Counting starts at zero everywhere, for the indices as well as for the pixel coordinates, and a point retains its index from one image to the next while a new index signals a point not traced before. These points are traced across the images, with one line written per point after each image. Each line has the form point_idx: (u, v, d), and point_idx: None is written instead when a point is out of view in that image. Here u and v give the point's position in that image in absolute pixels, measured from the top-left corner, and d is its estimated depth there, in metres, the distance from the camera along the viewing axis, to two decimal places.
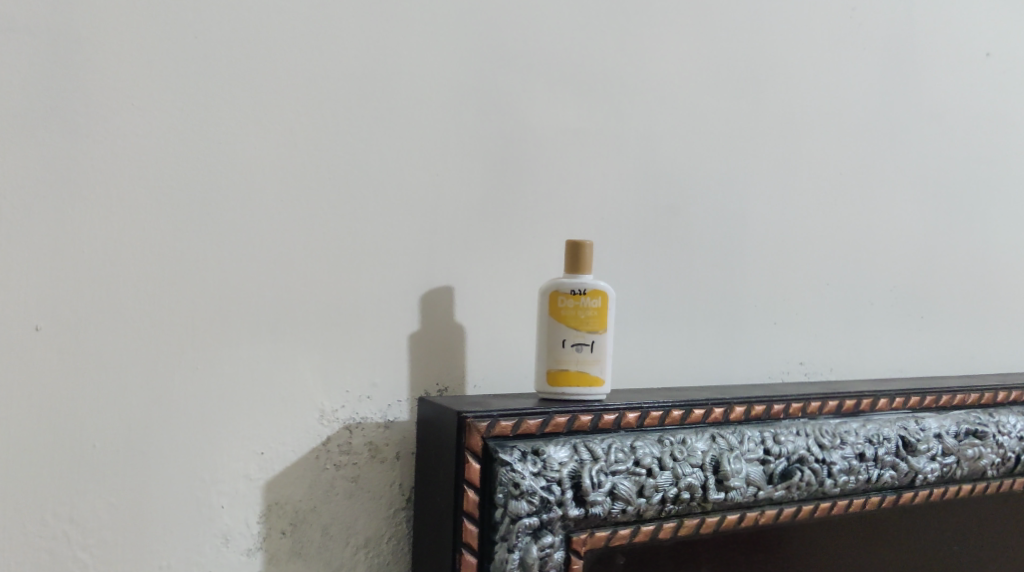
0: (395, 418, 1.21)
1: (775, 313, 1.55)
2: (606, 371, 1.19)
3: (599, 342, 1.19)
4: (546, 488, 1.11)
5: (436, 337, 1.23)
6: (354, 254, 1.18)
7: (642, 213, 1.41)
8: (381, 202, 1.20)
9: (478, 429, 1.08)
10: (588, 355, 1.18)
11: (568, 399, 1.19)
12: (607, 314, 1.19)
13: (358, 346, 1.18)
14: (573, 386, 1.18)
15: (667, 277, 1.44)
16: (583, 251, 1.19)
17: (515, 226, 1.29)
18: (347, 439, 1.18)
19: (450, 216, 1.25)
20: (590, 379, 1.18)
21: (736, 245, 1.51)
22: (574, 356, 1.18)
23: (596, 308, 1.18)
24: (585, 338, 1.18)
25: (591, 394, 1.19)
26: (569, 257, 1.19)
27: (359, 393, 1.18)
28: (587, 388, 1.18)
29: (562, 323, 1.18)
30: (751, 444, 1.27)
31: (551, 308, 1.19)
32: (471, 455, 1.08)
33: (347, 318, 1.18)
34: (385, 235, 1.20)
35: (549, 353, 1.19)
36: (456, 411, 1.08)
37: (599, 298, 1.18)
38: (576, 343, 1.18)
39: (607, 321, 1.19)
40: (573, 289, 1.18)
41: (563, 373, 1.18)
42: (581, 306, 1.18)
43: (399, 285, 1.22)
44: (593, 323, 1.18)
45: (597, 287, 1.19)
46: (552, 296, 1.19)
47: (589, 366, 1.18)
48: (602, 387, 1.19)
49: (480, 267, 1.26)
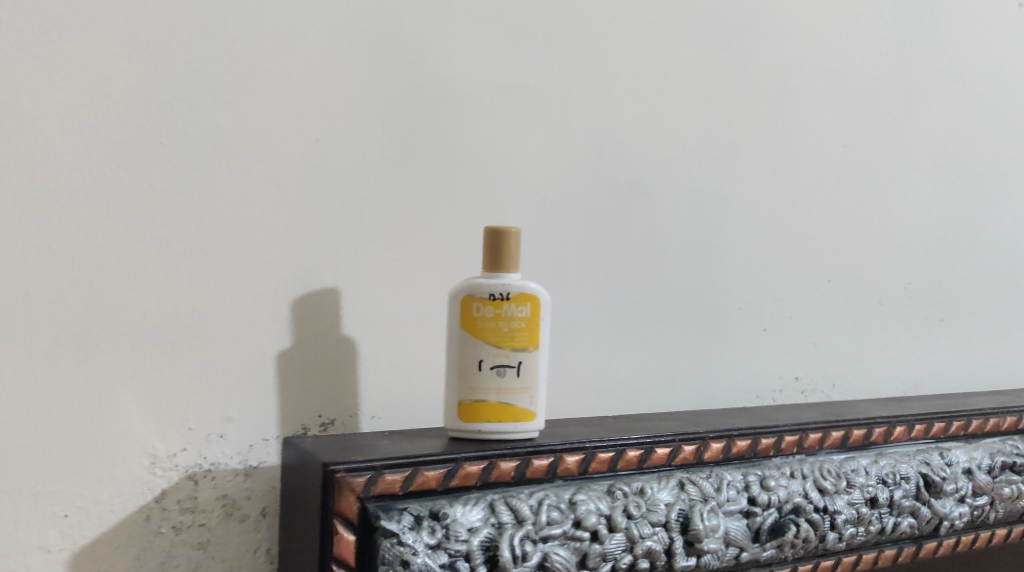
0: (258, 464, 0.91)
1: (765, 318, 1.25)
2: (539, 401, 0.90)
3: (530, 362, 0.89)
4: (448, 566, 0.81)
5: (313, 355, 0.94)
6: (200, 246, 0.89)
7: (594, 193, 1.12)
8: (238, 177, 0.90)
9: (352, 488, 0.78)
10: (513, 379, 0.89)
11: (487, 440, 0.89)
12: (539, 326, 0.90)
13: (204, 369, 0.89)
14: (494, 423, 0.89)
15: (627, 274, 1.15)
16: (508, 242, 0.89)
17: (425, 210, 1.00)
18: (192, 493, 0.89)
19: (336, 195, 0.95)
20: (518, 413, 0.89)
21: (717, 234, 1.21)
22: (495, 383, 0.88)
23: (524, 318, 0.89)
24: (510, 358, 0.89)
25: (519, 432, 0.89)
26: (489, 249, 0.89)
27: (206, 432, 0.89)
28: (513, 425, 0.89)
29: (480, 339, 0.88)
30: (731, 493, 0.98)
31: (464, 319, 0.88)
32: (342, 523, 0.78)
33: (190, 333, 0.89)
34: (244, 220, 0.91)
35: (461, 378, 0.89)
36: (320, 461, 0.78)
37: (528, 305, 0.89)
38: (498, 366, 0.88)
39: (539, 335, 0.90)
40: (493, 294, 0.88)
41: (481, 406, 0.88)
42: (505, 316, 0.88)
43: (264, 286, 0.92)
44: (521, 338, 0.89)
45: (526, 289, 0.89)
46: (465, 302, 0.88)
47: (516, 395, 0.89)
48: (533, 423, 0.90)
49: (377, 262, 0.97)
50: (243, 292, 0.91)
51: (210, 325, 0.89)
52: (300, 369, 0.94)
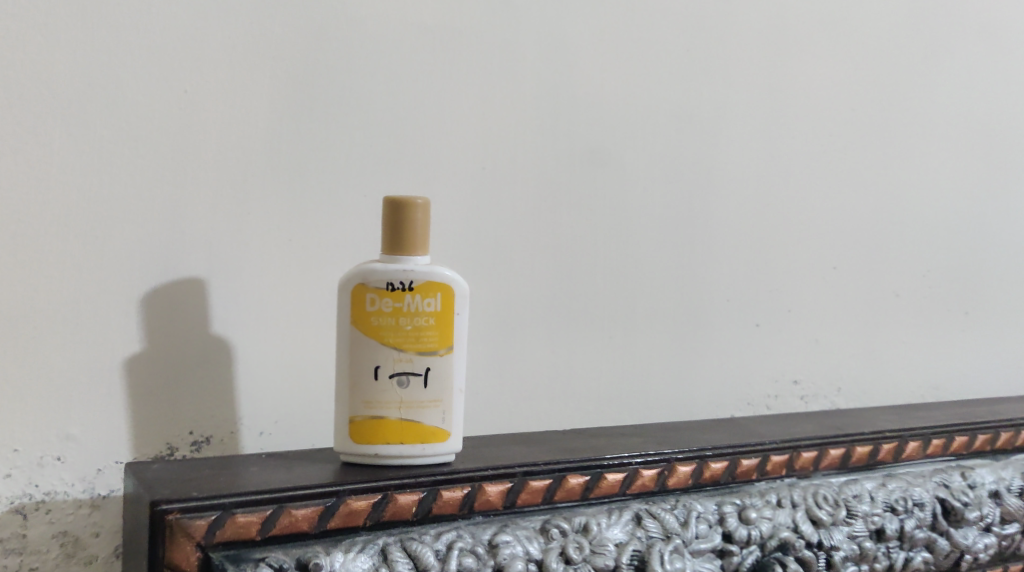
0: (107, 493, 0.74)
1: (756, 312, 1.06)
2: (454, 418, 0.72)
3: (441, 369, 0.71)
4: None
5: (179, 357, 0.77)
6: (27, 223, 0.72)
7: (548, 162, 0.93)
8: (76, 137, 0.73)
9: (189, 536, 0.61)
10: (420, 392, 0.70)
11: (387, 467, 0.71)
12: (452, 323, 0.71)
13: (34, 375, 0.72)
14: (396, 446, 0.70)
15: (589, 259, 0.96)
16: (412, 217, 0.70)
17: (329, 179, 0.81)
18: (20, 530, 0.72)
19: (210, 161, 0.77)
20: (426, 433, 0.71)
21: (699, 212, 1.02)
22: (397, 394, 0.70)
23: (432, 314, 0.70)
24: (415, 364, 0.70)
25: (428, 457, 0.71)
26: (387, 227, 0.70)
27: (37, 454, 0.72)
28: (420, 448, 0.71)
29: (375, 340, 0.70)
30: (701, 528, 0.80)
31: (355, 315, 0.70)
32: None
33: (15, 330, 0.71)
34: (87, 191, 0.73)
35: (354, 389, 0.70)
36: (147, 497, 0.61)
37: (438, 296, 0.70)
38: (400, 373, 0.70)
39: (453, 334, 0.71)
40: (391, 283, 0.70)
41: (379, 424, 0.70)
42: (407, 311, 0.70)
43: (115, 274, 0.74)
44: (429, 338, 0.70)
45: (435, 276, 0.70)
46: (356, 294, 0.70)
47: (424, 410, 0.71)
48: (447, 444, 0.71)
49: (265, 244, 0.79)
50: (84, 281, 0.73)
51: (41, 321, 0.72)
52: (163, 375, 0.76)
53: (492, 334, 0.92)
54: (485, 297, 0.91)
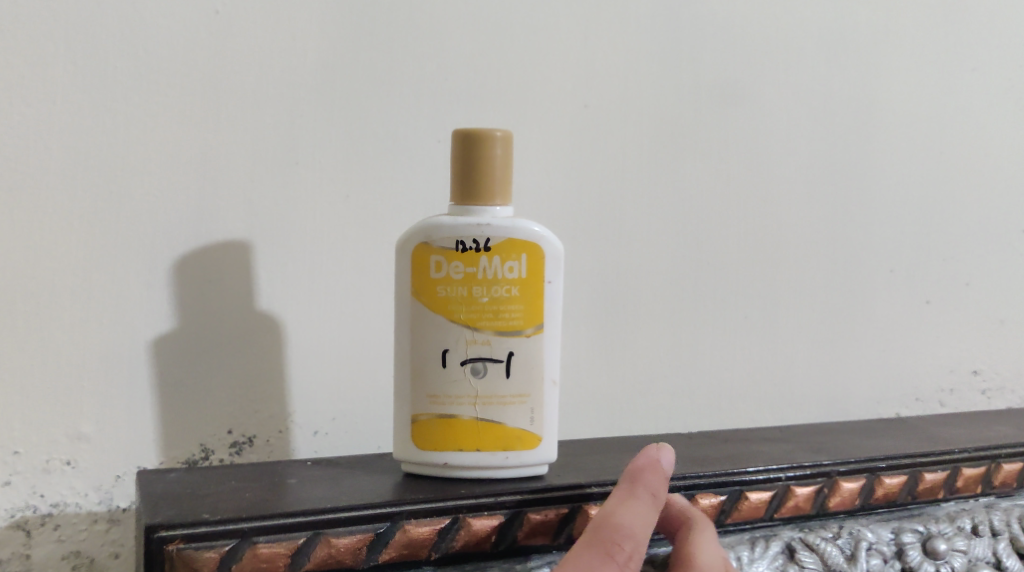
0: (127, 507, 0.61)
1: (928, 286, 0.85)
2: (547, 419, 0.58)
3: (528, 356, 0.57)
4: None
5: (216, 340, 0.63)
6: (25, 174, 0.59)
7: (664, 100, 0.75)
8: (84, 69, 0.60)
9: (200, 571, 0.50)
10: (500, 386, 0.57)
11: (461, 480, 0.57)
12: (542, 294, 0.57)
13: (39, 358, 0.60)
14: (472, 454, 0.57)
15: (716, 220, 0.78)
16: (489, 156, 0.56)
17: (393, 122, 0.67)
18: (23, 550, 0.59)
19: (246, 101, 0.63)
20: (511, 438, 0.57)
21: (854, 161, 0.82)
22: (472, 388, 0.57)
23: (515, 282, 0.57)
24: (494, 348, 0.57)
25: (513, 469, 0.57)
26: (456, 169, 0.57)
27: (42, 458, 0.59)
28: (503, 457, 0.57)
29: (443, 316, 0.57)
30: (874, 563, 0.61)
31: (418, 285, 0.57)
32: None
33: (14, 303, 0.59)
34: (97, 138, 0.60)
35: (418, 383, 0.57)
36: (144, 520, 0.50)
37: (522, 259, 0.57)
38: (476, 360, 0.57)
39: (543, 309, 0.58)
40: (462, 244, 0.56)
41: (450, 426, 0.57)
42: (482, 278, 0.57)
43: (134, 238, 0.61)
44: (512, 313, 0.57)
45: (518, 234, 0.57)
46: (418, 258, 0.57)
47: (506, 409, 0.57)
48: (537, 452, 0.58)
49: (314, 201, 0.65)
50: (97, 246, 0.61)
51: (46, 294, 0.60)
52: (194, 361, 0.63)
53: (597, 312, 0.75)
54: (588, 268, 0.74)
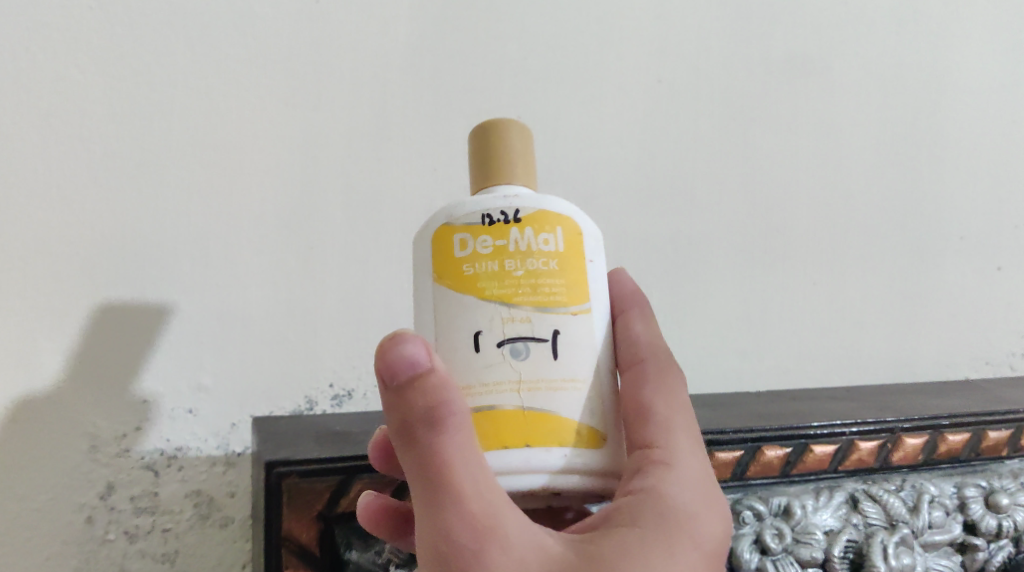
0: (241, 452, 0.67)
1: (998, 253, 0.86)
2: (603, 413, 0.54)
3: (575, 335, 0.54)
4: None
5: (318, 299, 0.69)
6: (149, 152, 0.66)
7: (733, 72, 0.79)
8: (204, 57, 0.67)
9: (308, 505, 0.57)
10: (545, 374, 0.53)
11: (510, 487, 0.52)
12: (583, 269, 0.55)
13: (162, 313, 0.66)
14: (522, 450, 0.52)
15: (787, 186, 0.80)
16: (505, 144, 0.57)
17: (478, 100, 0.73)
18: (151, 488, 0.65)
19: (347, 83, 0.70)
20: (567, 432, 0.53)
21: (924, 130, 0.84)
22: (514, 373, 0.53)
23: (553, 256, 0.54)
24: (535, 325, 0.53)
25: (571, 472, 0.52)
26: (473, 165, 0.57)
27: (168, 407, 0.66)
28: (561, 456, 0.52)
29: (473, 295, 0.54)
30: (936, 515, 0.63)
31: (442, 266, 0.54)
32: (292, 552, 0.57)
33: (140, 268, 0.66)
34: (213, 119, 0.67)
35: (452, 376, 0.53)
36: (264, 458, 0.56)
37: (558, 232, 0.55)
38: (517, 341, 0.53)
39: (585, 285, 0.55)
40: (490, 217, 0.54)
41: (496, 422, 0.52)
42: (516, 251, 0.54)
43: (245, 206, 0.68)
44: (552, 288, 0.54)
45: (550, 207, 0.55)
46: (442, 238, 0.55)
47: (559, 397, 0.53)
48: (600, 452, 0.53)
49: (407, 173, 0.71)
50: (212, 213, 0.67)
51: (168, 254, 0.66)
52: (298, 316, 0.69)
53: (672, 277, 0.77)
54: (663, 231, 0.77)
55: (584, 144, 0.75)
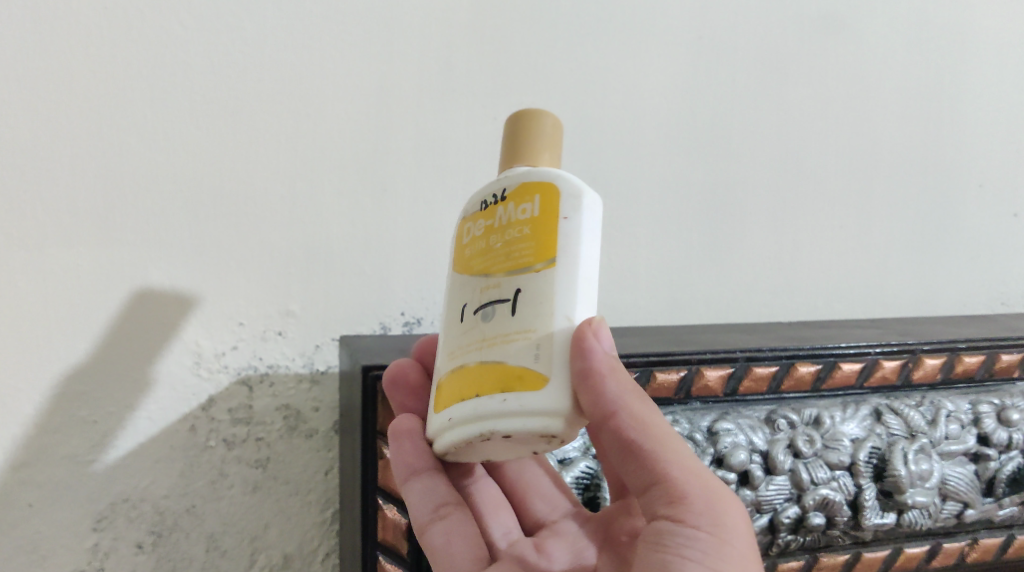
0: (325, 369, 0.75)
1: (1015, 200, 0.92)
2: (557, 382, 0.57)
3: (536, 291, 0.58)
4: None
5: (391, 236, 0.76)
6: (243, 101, 0.73)
7: (768, 29, 0.86)
8: (289, 15, 0.74)
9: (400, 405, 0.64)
10: (503, 329, 0.58)
11: (464, 435, 0.57)
12: (554, 229, 0.59)
13: (254, 246, 0.74)
14: (472, 400, 0.57)
15: (817, 136, 0.87)
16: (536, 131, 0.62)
17: (535, 55, 0.80)
18: (245, 401, 0.73)
19: (416, 38, 0.77)
20: (510, 377, 0.57)
21: (946, 84, 0.90)
22: (480, 333, 0.58)
23: (527, 223, 0.59)
24: (504, 288, 0.58)
25: (512, 416, 0.56)
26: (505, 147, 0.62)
27: (260, 329, 0.74)
28: (502, 400, 0.56)
29: (467, 271, 0.60)
30: (952, 428, 0.71)
31: (455, 252, 0.62)
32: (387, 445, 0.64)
33: (236, 207, 0.73)
34: (297, 72, 0.74)
35: (445, 344, 0.60)
36: (361, 362, 0.64)
37: (535, 200, 0.59)
38: (487, 305, 0.59)
39: (554, 242, 0.58)
40: (485, 201, 0.61)
41: (461, 379, 0.58)
42: (499, 226, 0.60)
43: (326, 150, 0.75)
44: (522, 253, 0.59)
45: (533, 178, 0.60)
46: (457, 230, 0.62)
47: (509, 346, 0.57)
48: (540, 393, 0.56)
49: (470, 121, 0.78)
50: (298, 157, 0.74)
51: (259, 194, 0.74)
52: (373, 250, 0.76)
53: (711, 218, 0.84)
54: (703, 177, 0.84)
55: (632, 96, 0.82)
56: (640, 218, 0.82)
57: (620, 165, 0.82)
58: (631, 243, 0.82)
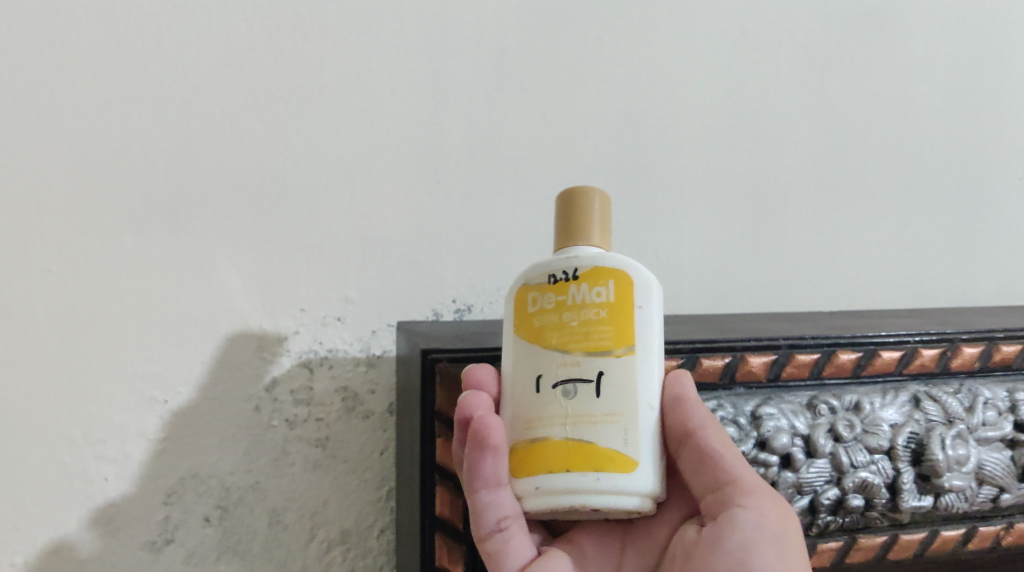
0: (381, 354, 0.78)
1: None
2: (650, 462, 0.61)
3: (618, 378, 0.62)
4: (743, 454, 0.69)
5: (444, 225, 0.79)
6: (306, 96, 0.77)
7: (810, 26, 0.88)
8: (350, 14, 0.78)
9: (455, 386, 0.67)
10: (587, 411, 0.61)
11: (555, 505, 0.60)
12: (631, 317, 0.62)
13: (314, 235, 0.77)
14: (564, 474, 0.60)
15: (859, 129, 0.89)
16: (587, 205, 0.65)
17: (584, 51, 0.83)
18: (306, 382, 0.77)
19: (470, 36, 0.80)
20: (603, 458, 0.60)
21: (987, 79, 0.92)
22: (563, 409, 0.61)
23: (604, 306, 0.62)
24: (584, 369, 0.62)
25: (606, 494, 0.60)
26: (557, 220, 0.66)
27: (321, 314, 0.77)
28: (595, 478, 0.60)
29: (538, 344, 0.63)
30: (989, 415, 0.73)
31: (517, 319, 0.64)
32: (444, 424, 0.67)
33: (297, 197, 0.77)
34: (357, 68, 0.78)
35: (515, 412, 0.63)
36: (420, 346, 0.68)
37: (610, 284, 0.63)
38: (567, 382, 0.62)
39: (632, 329, 0.62)
40: (553, 275, 0.63)
41: (548, 450, 0.61)
42: (572, 304, 0.62)
43: (383, 143, 0.78)
44: (601, 335, 0.62)
45: (605, 262, 0.63)
46: (519, 296, 0.64)
47: (597, 427, 0.61)
48: (631, 475, 0.60)
49: (521, 115, 0.81)
50: (356, 149, 0.78)
51: (319, 184, 0.77)
52: (427, 240, 0.79)
53: (754, 210, 0.86)
54: (746, 169, 0.86)
55: (677, 91, 0.85)
56: (685, 208, 0.84)
57: (665, 157, 0.84)
58: (676, 233, 0.84)
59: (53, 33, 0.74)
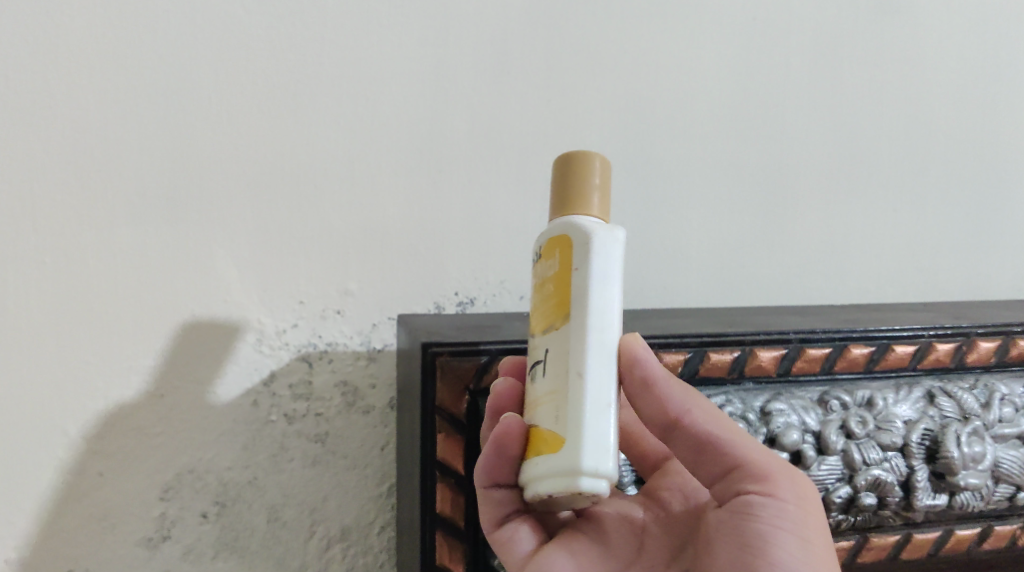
0: (382, 347, 0.77)
1: None
2: (574, 439, 0.55)
3: (555, 351, 0.56)
4: None
5: (446, 216, 0.78)
6: (305, 84, 0.75)
7: (824, 10, 0.85)
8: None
9: (457, 380, 0.65)
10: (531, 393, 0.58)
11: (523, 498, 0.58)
12: (568, 284, 0.57)
13: (313, 226, 0.75)
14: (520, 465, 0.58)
15: (872, 119, 0.87)
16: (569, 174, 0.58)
17: (590, 38, 0.80)
18: (305, 376, 0.75)
19: (473, 22, 0.78)
20: (538, 441, 0.56)
21: (1004, 66, 0.89)
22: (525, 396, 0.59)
23: (550, 279, 0.58)
24: (536, 350, 0.58)
25: (538, 479, 0.56)
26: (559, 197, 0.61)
27: (320, 307, 0.76)
28: (532, 464, 0.56)
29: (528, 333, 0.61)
30: (1006, 411, 0.71)
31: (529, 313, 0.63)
32: (445, 420, 0.65)
33: (296, 188, 0.75)
34: (357, 56, 0.76)
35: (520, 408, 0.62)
36: (420, 339, 0.65)
37: (553, 253, 0.58)
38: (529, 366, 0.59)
39: (568, 297, 0.57)
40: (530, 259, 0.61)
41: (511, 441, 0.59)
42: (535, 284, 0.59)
43: (384, 133, 0.77)
44: (546, 311, 0.58)
45: (552, 231, 0.58)
46: None
47: (536, 409, 0.57)
48: (558, 455, 0.55)
49: (525, 105, 0.79)
50: (356, 139, 0.76)
51: (318, 175, 0.75)
52: (429, 231, 0.78)
53: (763, 202, 0.84)
54: (755, 160, 0.84)
55: (686, 79, 0.82)
56: (692, 200, 0.83)
57: (673, 148, 0.82)
58: (683, 225, 0.83)
59: (43, 17, 0.71)
